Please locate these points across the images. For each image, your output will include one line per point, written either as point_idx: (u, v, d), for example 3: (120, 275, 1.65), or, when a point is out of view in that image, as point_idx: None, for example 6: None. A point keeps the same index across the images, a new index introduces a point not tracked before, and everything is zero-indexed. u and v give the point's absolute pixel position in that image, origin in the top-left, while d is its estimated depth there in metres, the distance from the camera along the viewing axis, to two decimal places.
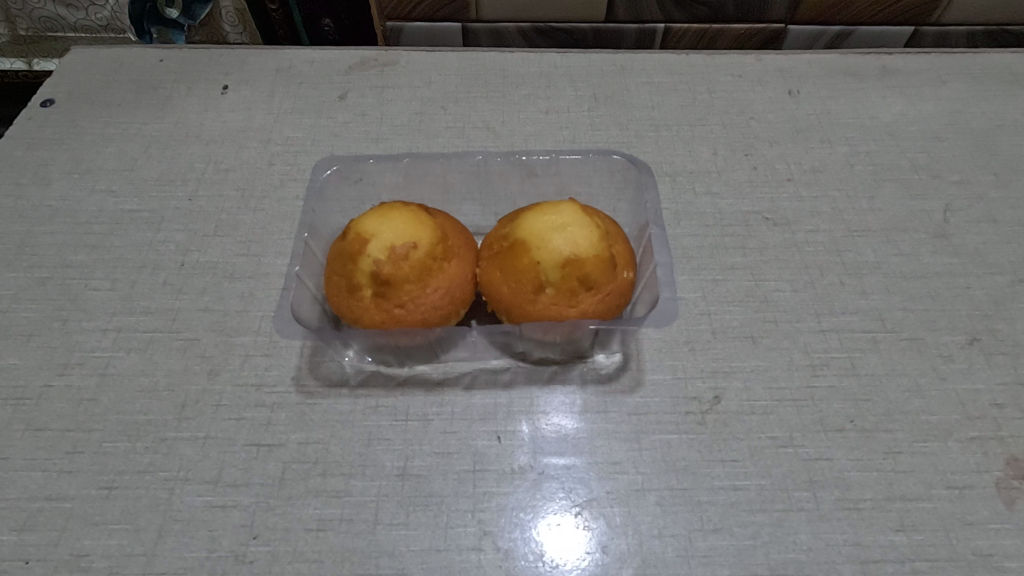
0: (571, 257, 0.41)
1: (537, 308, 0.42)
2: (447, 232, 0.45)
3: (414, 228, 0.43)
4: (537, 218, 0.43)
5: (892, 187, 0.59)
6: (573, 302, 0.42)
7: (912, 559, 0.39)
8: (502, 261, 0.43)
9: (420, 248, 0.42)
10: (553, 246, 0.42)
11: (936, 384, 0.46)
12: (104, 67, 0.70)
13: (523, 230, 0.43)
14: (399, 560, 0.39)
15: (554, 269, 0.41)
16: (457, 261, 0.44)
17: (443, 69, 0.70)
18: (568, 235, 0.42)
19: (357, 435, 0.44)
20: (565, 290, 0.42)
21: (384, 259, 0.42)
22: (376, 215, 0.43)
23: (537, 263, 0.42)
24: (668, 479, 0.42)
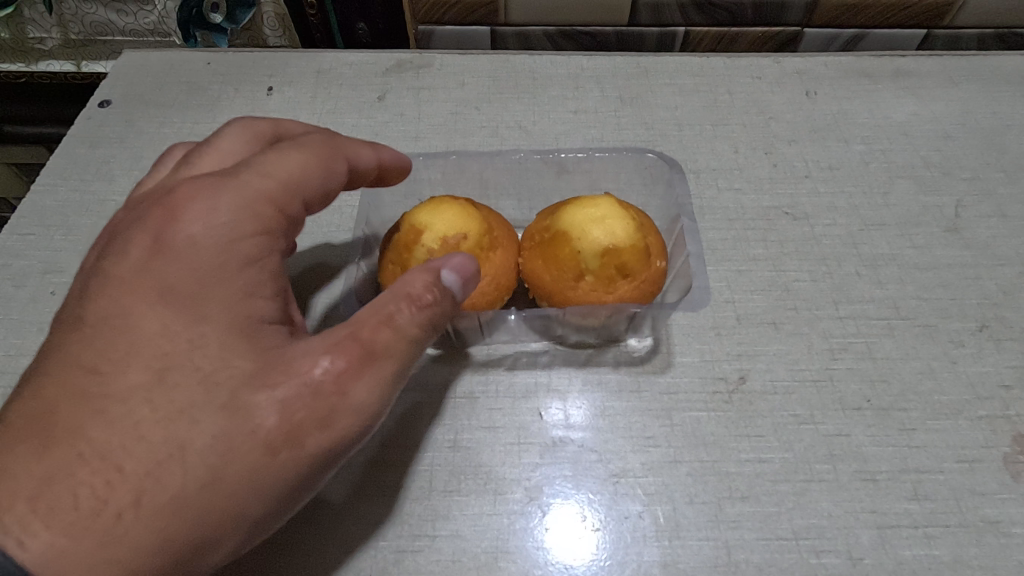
0: (610, 247, 0.45)
1: (577, 294, 0.46)
2: (494, 226, 0.48)
3: (464, 221, 0.46)
4: (577, 210, 0.46)
5: (906, 183, 0.62)
6: (611, 288, 0.45)
7: (926, 525, 0.42)
8: (544, 251, 0.47)
9: (470, 239, 0.46)
10: (592, 236, 0.45)
11: (947, 367, 0.50)
12: (156, 70, 0.74)
13: (564, 221, 0.46)
14: (453, 523, 0.43)
15: (593, 258, 0.45)
16: (502, 251, 0.48)
17: (475, 71, 0.74)
18: (607, 227, 0.45)
19: (410, 410, 0.48)
20: (604, 277, 0.45)
21: (437, 248, 0.45)
22: (429, 208, 0.47)
23: (578, 253, 0.45)
24: (699, 452, 0.46)
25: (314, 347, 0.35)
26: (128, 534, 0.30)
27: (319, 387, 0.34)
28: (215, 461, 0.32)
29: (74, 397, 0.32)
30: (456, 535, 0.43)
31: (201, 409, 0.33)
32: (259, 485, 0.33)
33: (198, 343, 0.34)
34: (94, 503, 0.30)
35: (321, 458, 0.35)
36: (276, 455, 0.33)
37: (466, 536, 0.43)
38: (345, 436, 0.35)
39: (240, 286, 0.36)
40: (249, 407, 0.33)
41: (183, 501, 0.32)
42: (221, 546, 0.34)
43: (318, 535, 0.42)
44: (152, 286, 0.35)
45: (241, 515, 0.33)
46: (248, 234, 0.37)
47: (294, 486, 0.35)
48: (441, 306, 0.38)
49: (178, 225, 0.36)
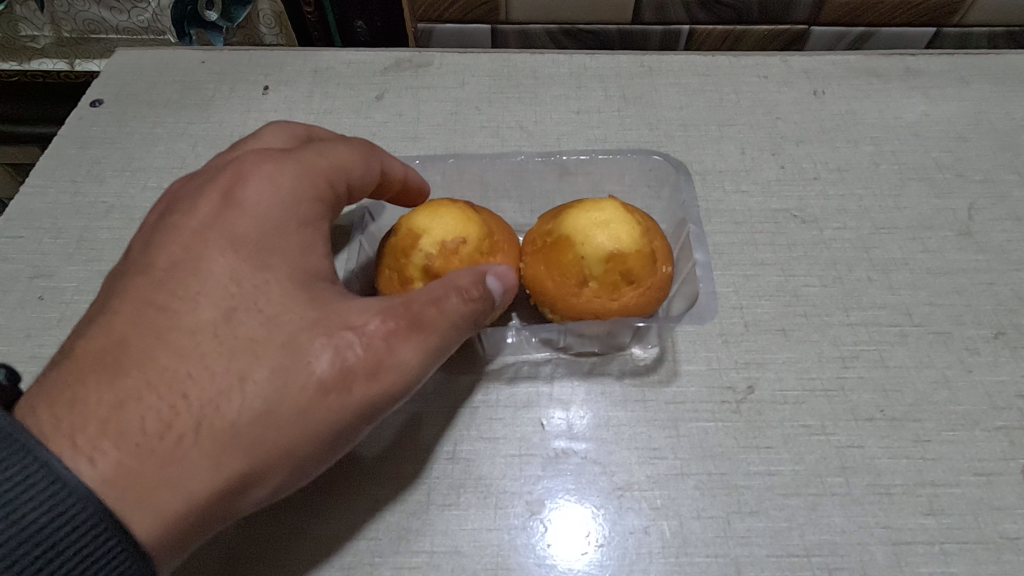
0: (614, 252, 0.43)
1: (580, 301, 0.44)
2: (494, 230, 0.47)
3: (463, 225, 0.45)
4: (580, 213, 0.45)
5: (917, 185, 0.61)
6: (616, 295, 0.44)
7: (942, 541, 0.41)
8: (546, 256, 0.45)
9: (470, 244, 0.44)
10: (596, 242, 0.43)
11: (963, 376, 0.48)
12: (149, 68, 0.73)
13: (567, 225, 0.45)
14: (452, 538, 0.42)
15: (597, 264, 0.43)
16: (502, 255, 0.46)
17: (476, 70, 0.72)
18: (611, 231, 0.44)
19: (408, 420, 0.46)
20: (608, 283, 0.44)
21: (435, 253, 0.44)
22: (426, 211, 0.46)
23: (582, 259, 0.44)
24: (706, 465, 0.44)
25: (367, 308, 0.37)
26: (187, 458, 0.32)
27: (370, 342, 0.36)
28: (267, 398, 0.34)
29: (145, 326, 0.35)
30: (456, 550, 0.41)
31: (262, 350, 0.35)
32: (305, 429, 0.34)
33: (263, 292, 0.36)
34: (159, 425, 0.32)
35: (362, 411, 0.36)
36: (324, 400, 0.35)
37: (466, 552, 0.41)
38: (391, 392, 0.36)
39: (299, 249, 0.39)
40: (302, 351, 0.35)
41: (239, 431, 0.33)
42: (266, 484, 0.35)
43: (312, 551, 0.41)
44: (221, 236, 0.38)
45: (286, 457, 0.34)
46: (306, 207, 0.40)
47: (338, 436, 0.36)
48: (484, 304, 0.39)
49: (244, 193, 0.39)
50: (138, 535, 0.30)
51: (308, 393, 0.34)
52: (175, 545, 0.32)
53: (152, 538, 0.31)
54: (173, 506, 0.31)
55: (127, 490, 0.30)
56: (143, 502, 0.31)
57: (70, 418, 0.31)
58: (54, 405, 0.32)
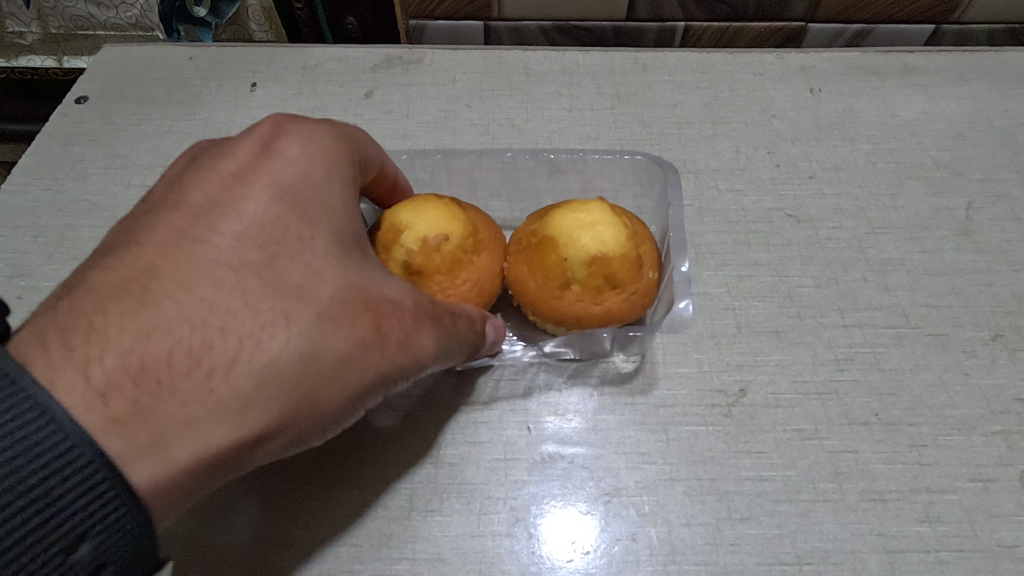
0: (598, 255, 0.42)
1: (563, 304, 0.43)
2: (480, 229, 0.46)
3: (447, 221, 0.44)
4: (565, 214, 0.44)
5: (915, 184, 0.60)
6: (599, 299, 0.43)
7: (938, 550, 0.40)
8: (530, 257, 0.44)
9: (454, 243, 0.43)
10: (580, 244, 0.42)
11: (960, 379, 0.47)
12: (136, 65, 0.72)
13: (551, 226, 0.44)
14: (434, 545, 0.40)
15: (581, 267, 0.42)
16: (485, 254, 0.45)
17: (467, 67, 0.71)
18: (596, 234, 0.43)
19: (391, 423, 0.45)
20: (591, 287, 0.43)
21: (415, 250, 0.43)
22: (411, 206, 0.44)
23: (565, 261, 0.43)
24: (696, 470, 0.43)
25: (400, 287, 0.37)
26: (214, 402, 0.30)
27: (401, 318, 0.36)
28: (301, 352, 0.32)
29: (176, 261, 0.31)
30: (438, 557, 0.40)
31: (302, 302, 0.33)
32: (329, 388, 0.34)
33: (308, 245, 0.35)
34: (189, 365, 0.30)
35: (380, 383, 0.36)
36: (354, 361, 0.34)
37: (448, 559, 0.40)
38: (411, 366, 0.37)
39: (340, 212, 0.37)
40: (338, 313, 0.34)
41: (269, 380, 0.31)
42: (279, 438, 0.33)
43: (291, 558, 0.40)
44: (264, 182, 0.35)
45: (305, 413, 0.33)
46: (347, 175, 0.39)
47: (354, 402, 0.36)
48: (484, 337, 0.42)
49: (289, 147, 0.37)
50: (139, 481, 0.28)
51: (340, 354, 0.34)
52: (178, 492, 0.29)
53: (158, 481, 0.28)
54: (194, 451, 0.29)
55: (144, 428, 0.28)
56: (166, 441, 0.29)
57: (85, 346, 0.28)
58: (69, 331, 0.28)
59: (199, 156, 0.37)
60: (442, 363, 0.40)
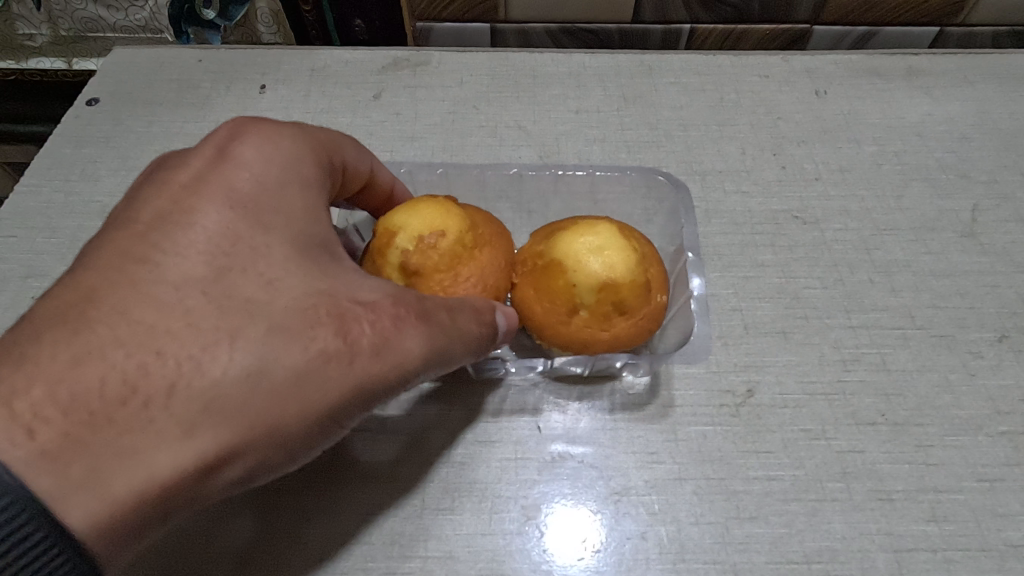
0: (608, 281, 0.42)
1: (570, 329, 0.43)
2: (477, 223, 0.45)
3: (441, 217, 0.43)
4: (574, 237, 0.44)
5: (920, 186, 0.60)
6: (606, 324, 0.43)
7: (945, 548, 0.40)
8: (536, 279, 0.44)
9: (449, 236, 0.43)
10: (589, 269, 0.42)
11: (966, 380, 0.47)
12: (146, 67, 0.72)
13: (560, 248, 0.44)
14: (446, 543, 0.41)
15: (589, 293, 0.42)
16: (486, 250, 0.45)
17: (474, 69, 0.72)
18: (604, 258, 0.43)
19: (401, 423, 0.45)
20: (599, 313, 0.43)
21: (412, 248, 0.43)
22: (403, 208, 0.45)
23: (573, 286, 0.43)
24: (705, 469, 0.43)
25: (375, 291, 0.36)
26: (155, 429, 0.28)
27: (376, 323, 0.34)
28: (254, 370, 0.31)
29: (118, 282, 0.30)
30: (450, 556, 0.41)
31: (255, 317, 0.32)
32: (294, 407, 0.32)
33: (262, 255, 0.34)
34: (127, 390, 0.28)
35: (354, 396, 0.34)
36: (321, 375, 0.32)
37: (460, 557, 0.40)
38: (391, 377, 0.35)
39: (299, 216, 0.36)
40: (298, 326, 0.32)
41: (218, 401, 0.30)
42: (239, 465, 0.31)
43: (304, 556, 0.40)
44: (216, 190, 0.34)
45: (268, 435, 0.31)
46: (311, 175, 0.38)
47: (328, 419, 0.34)
48: (487, 335, 0.40)
49: (244, 150, 0.36)
50: (76, 521, 0.26)
51: (301, 367, 0.32)
52: (122, 532, 0.28)
53: (96, 520, 0.27)
54: (135, 483, 0.28)
55: (75, 463, 0.27)
56: (103, 474, 0.27)
57: (13, 378, 0.27)
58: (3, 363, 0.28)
59: (158, 169, 0.37)
60: (435, 369, 0.38)
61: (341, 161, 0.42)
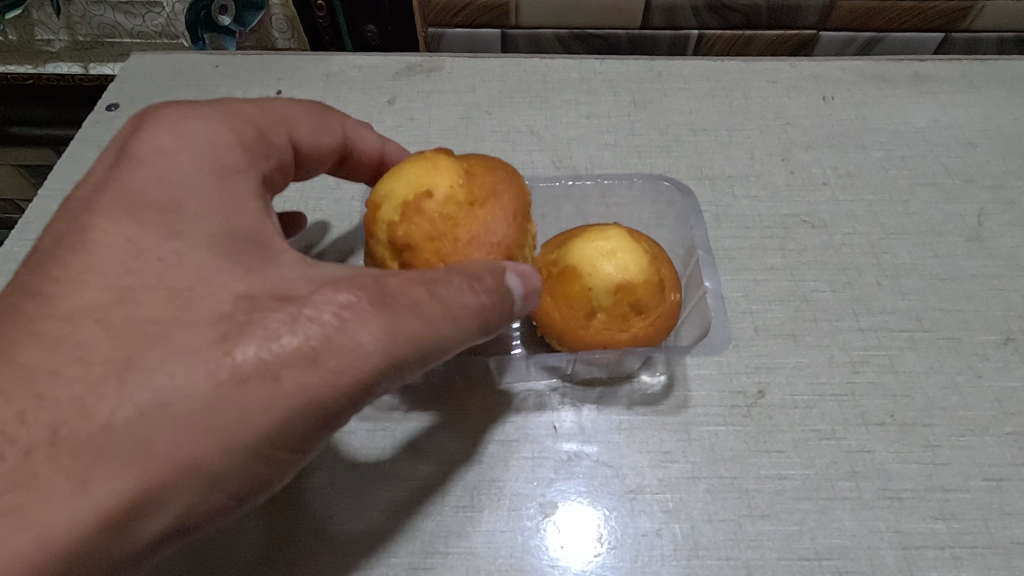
0: (623, 283, 0.44)
1: (588, 333, 0.44)
2: (465, 177, 0.42)
3: (423, 180, 0.41)
4: (585, 243, 0.45)
5: (927, 191, 0.61)
6: (625, 325, 0.44)
7: (953, 546, 0.41)
8: (552, 287, 0.45)
9: (432, 197, 0.41)
10: (604, 272, 0.44)
11: (973, 381, 0.48)
12: (164, 72, 0.74)
13: (572, 255, 0.45)
14: (466, 539, 0.42)
15: (606, 295, 0.44)
16: (479, 208, 0.41)
17: (486, 74, 0.73)
18: (618, 261, 0.44)
19: (422, 423, 0.47)
20: (617, 314, 0.44)
21: (397, 218, 0.41)
22: (390, 176, 0.43)
23: (590, 290, 0.44)
24: (717, 468, 0.44)
25: (309, 288, 0.32)
26: (43, 480, 0.27)
27: (307, 325, 0.31)
28: (154, 401, 0.29)
29: (22, 319, 0.31)
30: (470, 551, 0.42)
31: (155, 340, 0.30)
32: (214, 441, 0.29)
33: (167, 260, 0.33)
34: (15, 436, 0.28)
35: (287, 414, 0.30)
36: (243, 402, 0.29)
37: (480, 553, 0.42)
38: (334, 388, 0.31)
39: (207, 200, 0.36)
40: (208, 346, 0.30)
41: (109, 442, 0.28)
42: (165, 513, 0.29)
43: (329, 553, 0.41)
44: (116, 196, 0.35)
45: (190, 476, 0.29)
46: (230, 154, 0.38)
47: (267, 446, 0.31)
48: (475, 314, 0.35)
49: (154, 136, 0.37)
50: None
51: (208, 392, 0.29)
52: None
53: None
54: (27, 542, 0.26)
55: None
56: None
57: None
58: None
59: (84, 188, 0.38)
60: (402, 368, 0.34)
61: (281, 133, 0.43)
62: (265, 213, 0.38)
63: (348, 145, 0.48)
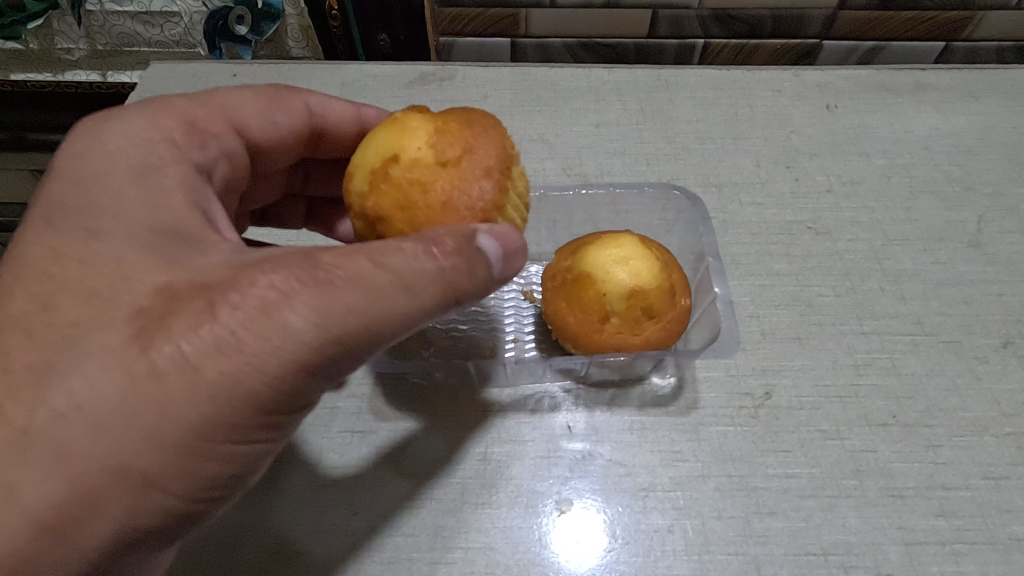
0: (636, 288, 0.45)
1: (602, 337, 0.46)
2: (438, 135, 0.39)
3: (391, 143, 0.39)
4: (599, 250, 0.47)
5: (928, 199, 0.63)
6: (638, 330, 0.46)
7: (953, 542, 0.43)
8: (567, 292, 0.47)
9: (402, 162, 0.38)
10: (617, 278, 0.46)
11: (973, 383, 0.50)
12: (183, 81, 0.76)
13: (587, 262, 0.47)
14: (485, 535, 0.44)
15: (619, 300, 0.45)
16: (449, 169, 0.38)
17: (497, 83, 0.75)
18: (631, 268, 0.46)
19: (441, 424, 0.49)
20: (630, 319, 0.46)
21: (366, 186, 0.39)
22: (363, 143, 0.41)
23: (603, 295, 0.46)
24: (726, 468, 0.46)
25: (228, 272, 0.32)
26: None
27: (229, 314, 0.30)
28: (74, 407, 0.30)
29: None
30: (489, 547, 0.43)
31: (72, 344, 0.31)
32: (140, 439, 0.29)
33: (87, 261, 0.33)
34: None
35: (213, 406, 0.30)
36: (166, 395, 0.29)
37: (498, 548, 0.43)
38: (264, 369, 0.31)
39: (126, 190, 0.36)
40: (126, 347, 0.30)
41: (34, 449, 0.29)
42: (106, 516, 0.30)
43: (354, 547, 0.43)
44: (42, 212, 0.36)
45: (121, 476, 0.29)
46: (154, 146, 0.39)
47: (202, 438, 0.31)
48: (428, 281, 0.33)
49: (74, 142, 0.39)
50: None
51: (121, 392, 0.29)
52: None
53: None
54: None
55: None
56: None
57: None
58: None
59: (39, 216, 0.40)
60: (347, 346, 0.32)
61: (218, 121, 0.44)
62: (199, 196, 0.38)
63: (315, 124, 0.49)
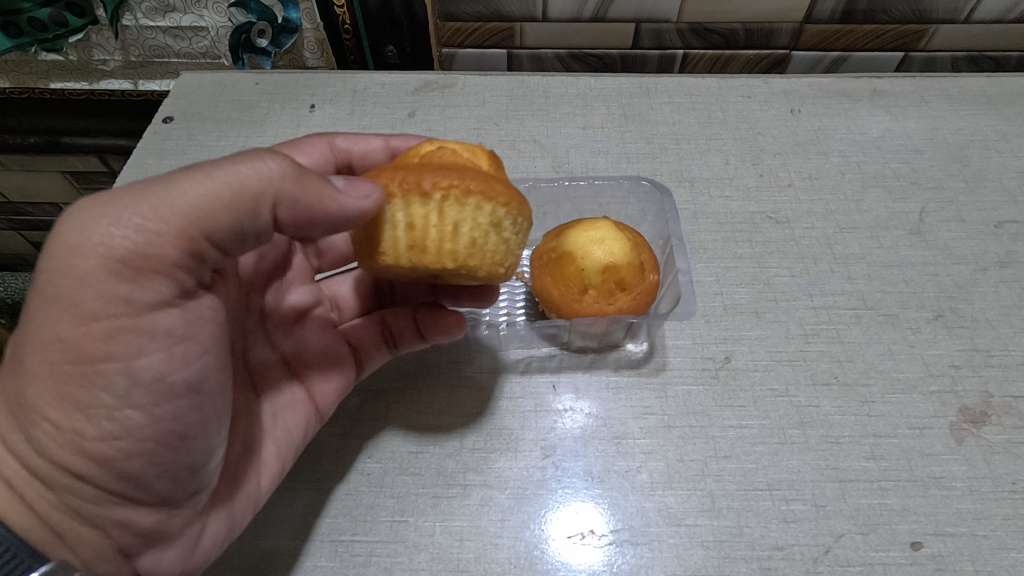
0: (609, 264, 0.53)
1: (581, 306, 0.54)
2: (452, 153, 0.46)
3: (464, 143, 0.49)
4: (579, 232, 0.55)
5: (877, 192, 0.70)
6: (612, 299, 0.53)
7: (880, 479, 0.50)
8: (552, 269, 0.55)
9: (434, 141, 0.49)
10: (593, 255, 0.53)
11: (905, 350, 0.58)
12: (211, 90, 0.84)
13: (568, 242, 0.55)
14: (481, 474, 0.51)
15: (595, 274, 0.53)
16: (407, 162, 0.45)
17: (494, 91, 0.82)
18: (606, 247, 0.53)
19: (443, 383, 0.57)
20: (605, 290, 0.53)
21: None
22: None
23: (583, 270, 0.53)
24: (688, 420, 0.54)
25: None
26: None
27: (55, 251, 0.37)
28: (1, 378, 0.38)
29: None
30: (484, 483, 0.51)
31: None
32: (34, 381, 0.36)
33: None
34: None
35: (56, 330, 0.36)
36: (33, 335, 0.36)
37: (492, 484, 0.51)
38: (76, 280, 0.35)
39: None
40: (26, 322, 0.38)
41: None
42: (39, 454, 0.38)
43: (368, 483, 0.51)
44: None
45: (21, 410, 0.37)
46: None
47: (67, 361, 0.36)
48: (216, 173, 0.37)
49: None
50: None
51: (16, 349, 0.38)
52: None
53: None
54: None
55: None
56: None
57: None
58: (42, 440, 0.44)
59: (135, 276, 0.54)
60: (146, 231, 0.36)
61: None
62: None
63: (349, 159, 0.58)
